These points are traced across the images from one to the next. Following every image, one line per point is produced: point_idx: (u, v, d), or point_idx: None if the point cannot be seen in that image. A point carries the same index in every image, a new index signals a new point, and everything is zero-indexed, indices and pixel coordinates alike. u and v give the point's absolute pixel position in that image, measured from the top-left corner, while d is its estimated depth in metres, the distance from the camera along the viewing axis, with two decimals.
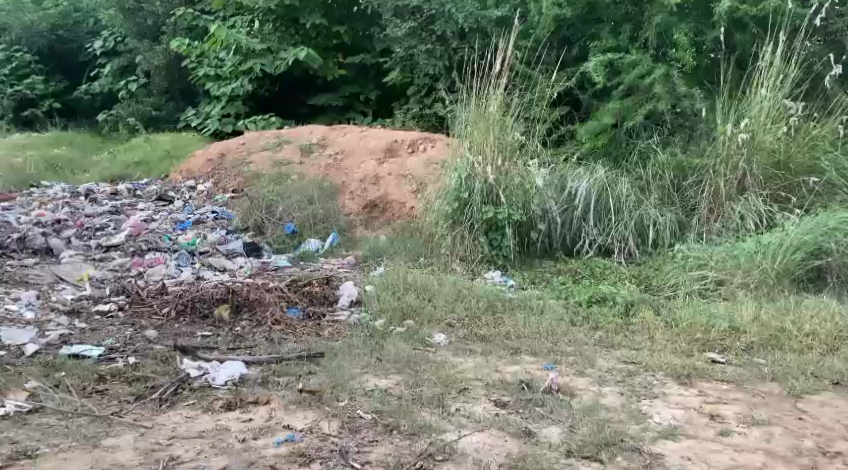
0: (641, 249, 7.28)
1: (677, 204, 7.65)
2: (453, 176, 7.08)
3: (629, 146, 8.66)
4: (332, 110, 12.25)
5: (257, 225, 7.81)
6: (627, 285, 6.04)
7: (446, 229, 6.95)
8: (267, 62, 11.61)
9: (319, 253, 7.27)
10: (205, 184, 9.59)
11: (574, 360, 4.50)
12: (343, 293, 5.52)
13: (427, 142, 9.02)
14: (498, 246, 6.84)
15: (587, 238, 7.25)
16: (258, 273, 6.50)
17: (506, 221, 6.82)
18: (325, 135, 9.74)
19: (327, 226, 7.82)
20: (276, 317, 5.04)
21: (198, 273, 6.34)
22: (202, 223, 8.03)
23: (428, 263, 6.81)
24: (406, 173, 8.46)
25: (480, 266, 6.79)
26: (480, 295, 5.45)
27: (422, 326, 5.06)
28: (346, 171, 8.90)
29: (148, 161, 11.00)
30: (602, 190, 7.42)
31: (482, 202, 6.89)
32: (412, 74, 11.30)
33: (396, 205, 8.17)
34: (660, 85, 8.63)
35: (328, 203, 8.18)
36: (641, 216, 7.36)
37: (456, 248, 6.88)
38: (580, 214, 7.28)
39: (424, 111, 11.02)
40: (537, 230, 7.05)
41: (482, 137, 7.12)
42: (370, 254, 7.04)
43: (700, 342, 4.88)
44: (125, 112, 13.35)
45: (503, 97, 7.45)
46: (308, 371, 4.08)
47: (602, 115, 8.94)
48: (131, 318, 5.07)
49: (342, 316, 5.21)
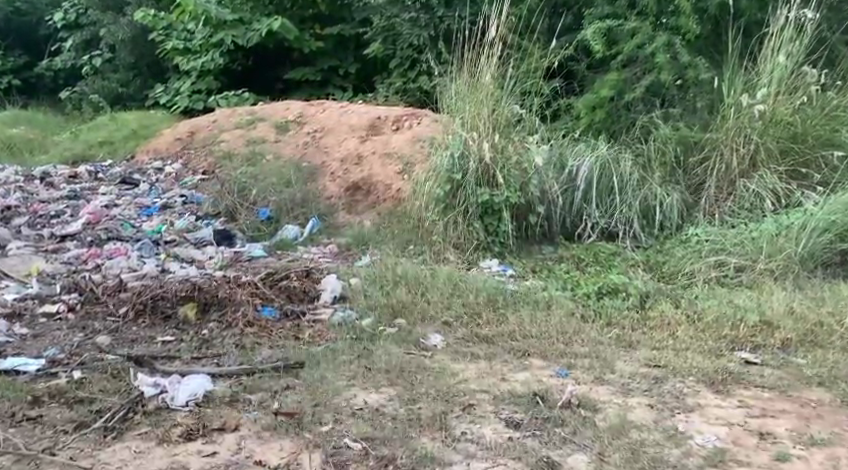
0: (647, 232, 6.70)
1: (683, 183, 7.10)
2: (444, 155, 6.50)
3: (631, 120, 8.00)
4: (310, 86, 11.60)
5: (229, 210, 7.18)
6: (638, 274, 5.49)
7: (437, 214, 6.37)
8: (240, 34, 11.15)
9: (298, 240, 6.65)
10: (174, 165, 8.98)
11: (590, 364, 3.94)
12: (326, 288, 4.95)
13: (412, 118, 8.40)
14: (495, 233, 6.26)
15: (588, 222, 6.69)
16: (230, 265, 5.89)
17: (503, 204, 6.24)
18: (304, 113, 9.12)
19: (307, 210, 7.18)
20: (249, 318, 4.43)
21: (164, 268, 5.74)
22: (169, 209, 7.45)
23: (419, 252, 6.23)
24: (391, 153, 7.84)
25: (474, 254, 6.19)
26: (480, 290, 4.90)
27: (414, 326, 4.48)
28: (326, 150, 8.29)
29: (113, 141, 10.35)
30: (605, 168, 6.84)
31: (476, 183, 6.32)
32: (395, 48, 10.64)
33: (381, 186, 7.51)
34: (658, 55, 8.14)
35: (307, 185, 7.61)
36: (646, 196, 6.80)
37: (448, 235, 6.29)
38: (582, 196, 6.72)
39: (408, 86, 10.38)
40: (536, 213, 6.48)
41: (473, 113, 6.56)
42: (354, 243, 6.48)
43: (729, 340, 4.30)
44: (89, 88, 12.86)
45: (496, 65, 6.82)
46: (285, 386, 3.50)
47: (599, 87, 8.29)
48: (82, 320, 4.48)
49: (325, 315, 4.61)
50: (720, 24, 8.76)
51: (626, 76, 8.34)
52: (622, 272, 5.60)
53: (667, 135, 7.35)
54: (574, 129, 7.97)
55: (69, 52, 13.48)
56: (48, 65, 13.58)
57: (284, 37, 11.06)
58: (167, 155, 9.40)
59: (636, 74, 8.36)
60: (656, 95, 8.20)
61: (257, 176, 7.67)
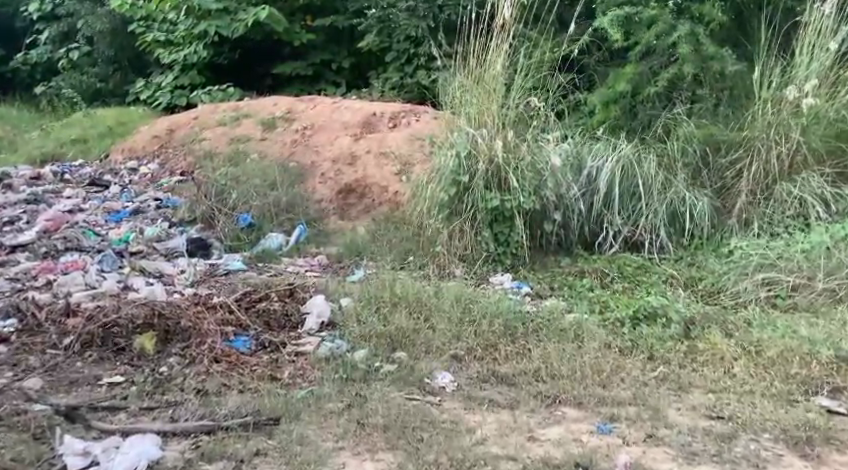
0: (676, 241, 5.95)
1: (712, 185, 6.36)
2: (448, 155, 5.73)
3: (652, 115, 7.26)
4: (300, 81, 10.82)
5: (205, 216, 6.36)
6: (677, 294, 4.73)
7: (441, 222, 5.61)
8: (223, 24, 10.39)
9: (281, 251, 5.84)
10: (150, 166, 8.24)
11: (637, 415, 3.22)
12: (311, 312, 4.19)
13: (410, 115, 7.64)
14: (505, 243, 5.49)
15: (610, 230, 5.92)
16: (203, 282, 5.14)
17: (515, 211, 5.50)
18: (292, 108, 8.35)
19: (293, 216, 6.41)
20: (217, 352, 3.64)
21: (126, 285, 4.97)
22: (141, 215, 6.74)
23: (420, 266, 5.47)
24: (387, 152, 7.10)
25: (484, 269, 5.44)
26: (494, 314, 4.13)
27: (416, 360, 3.70)
28: (317, 149, 7.52)
29: (86, 138, 9.58)
30: (630, 169, 6.06)
31: (485, 187, 5.56)
32: (391, 40, 9.84)
33: (376, 189, 6.80)
34: (683, 46, 7.36)
35: (294, 188, 6.85)
36: (675, 201, 6.04)
37: (453, 247, 5.53)
38: (602, 201, 5.96)
39: (405, 81, 9.61)
40: (551, 221, 5.72)
41: (482, 107, 5.81)
42: (347, 254, 5.72)
43: (801, 381, 3.54)
44: (65, 83, 12.10)
45: (507, 52, 6.03)
46: (254, 452, 2.86)
47: (615, 81, 7.56)
48: (15, 355, 3.70)
49: (309, 347, 3.85)
50: (745, 16, 8.05)
51: (646, 68, 7.59)
52: (656, 290, 4.86)
53: (693, 133, 6.60)
54: (591, 126, 7.18)
55: (45, 45, 12.69)
56: (22, 59, 12.78)
57: (273, 28, 10.32)
58: (143, 155, 8.64)
59: (657, 67, 7.60)
60: (685, 87, 7.35)
61: (239, 176, 6.91)
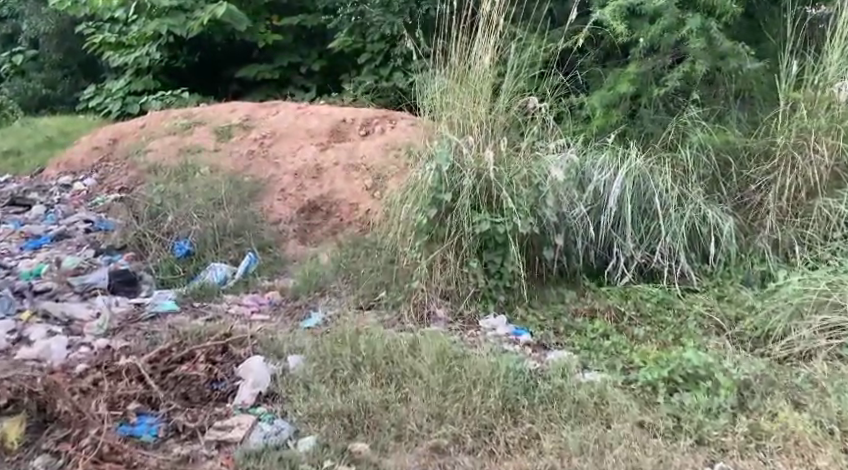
0: (698, 269, 4.97)
1: (732, 199, 5.39)
2: (427, 168, 4.70)
3: (658, 119, 6.16)
4: (266, 86, 9.72)
5: (138, 244, 5.35)
6: (723, 348, 3.76)
7: (419, 252, 4.57)
8: (178, 23, 9.27)
9: (224, 287, 4.80)
10: (86, 181, 7.23)
11: None
12: (245, 381, 3.22)
13: (385, 121, 6.63)
14: (497, 275, 4.51)
15: (622, 256, 4.90)
16: (119, 330, 4.12)
17: (509, 235, 4.50)
18: (251, 115, 7.29)
19: (241, 243, 5.30)
20: (102, 450, 2.81)
21: (20, 338, 3.98)
22: (66, 239, 5.82)
23: (393, 306, 4.46)
24: (357, 163, 6.13)
25: (471, 309, 4.43)
26: (488, 368, 3.24)
27: (387, 455, 2.86)
28: (277, 161, 6.49)
29: (21, 151, 8.51)
30: (641, 182, 5.05)
31: (473, 206, 4.56)
32: (365, 40, 8.88)
33: (345, 206, 5.84)
34: (698, 40, 6.14)
35: (248, 207, 5.81)
36: (695, 218, 5.05)
37: (434, 281, 4.50)
38: (612, 221, 4.94)
39: (379, 84, 8.62)
40: (552, 247, 4.71)
41: (468, 112, 4.85)
42: (304, 288, 4.69)
43: None
44: (9, 90, 11.03)
45: (497, 46, 5.05)
46: None
47: (616, 81, 6.36)
48: None
49: (237, 433, 2.94)
50: None
51: (653, 68, 6.36)
52: (691, 341, 3.87)
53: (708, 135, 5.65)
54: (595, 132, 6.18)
55: None
56: None
57: (233, 26, 9.28)
58: (80, 170, 7.59)
59: (662, 68, 6.37)
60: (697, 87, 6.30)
61: (180, 194, 5.85)
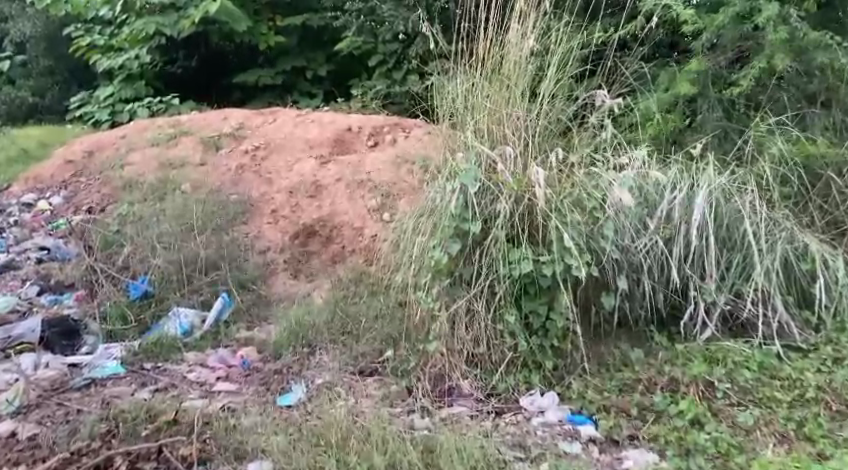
0: (802, 318, 3.80)
1: (825, 223, 4.35)
2: (449, 189, 3.57)
3: (721, 128, 4.83)
4: (269, 93, 8.54)
5: (89, 284, 4.27)
6: None
7: (438, 300, 3.45)
8: (168, 23, 8.01)
9: (184, 338, 3.73)
10: (52, 199, 6.16)
11: None
12: None
13: (397, 129, 5.62)
14: (542, 330, 3.43)
15: (701, 301, 3.73)
16: (36, 408, 3.07)
17: (557, 282, 3.40)
18: (244, 123, 6.08)
19: (216, 280, 4.25)
20: None
21: None
22: (11, 272, 4.75)
23: (403, 374, 3.38)
24: (362, 180, 5.06)
25: (510, 376, 3.36)
26: None
27: None
28: (269, 175, 5.39)
29: None
30: (723, 205, 3.91)
31: (508, 238, 3.48)
32: (376, 40, 7.79)
33: (348, 231, 4.77)
34: (776, 30, 4.73)
35: (235, 231, 4.78)
36: (791, 251, 3.90)
37: (457, 339, 3.40)
38: (684, 252, 3.78)
39: (392, 88, 7.55)
40: (612, 291, 3.59)
41: (500, 116, 3.76)
42: (288, 341, 3.62)
43: None
44: None
45: (536, 33, 3.94)
46: None
47: (670, 82, 5.09)
48: None
49: None
50: None
51: (711, 66, 5.02)
52: (827, 446, 2.89)
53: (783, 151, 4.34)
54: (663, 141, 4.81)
55: None
56: None
57: (222, 25, 8.12)
58: (47, 186, 6.50)
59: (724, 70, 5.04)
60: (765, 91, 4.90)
61: (148, 217, 4.78)
